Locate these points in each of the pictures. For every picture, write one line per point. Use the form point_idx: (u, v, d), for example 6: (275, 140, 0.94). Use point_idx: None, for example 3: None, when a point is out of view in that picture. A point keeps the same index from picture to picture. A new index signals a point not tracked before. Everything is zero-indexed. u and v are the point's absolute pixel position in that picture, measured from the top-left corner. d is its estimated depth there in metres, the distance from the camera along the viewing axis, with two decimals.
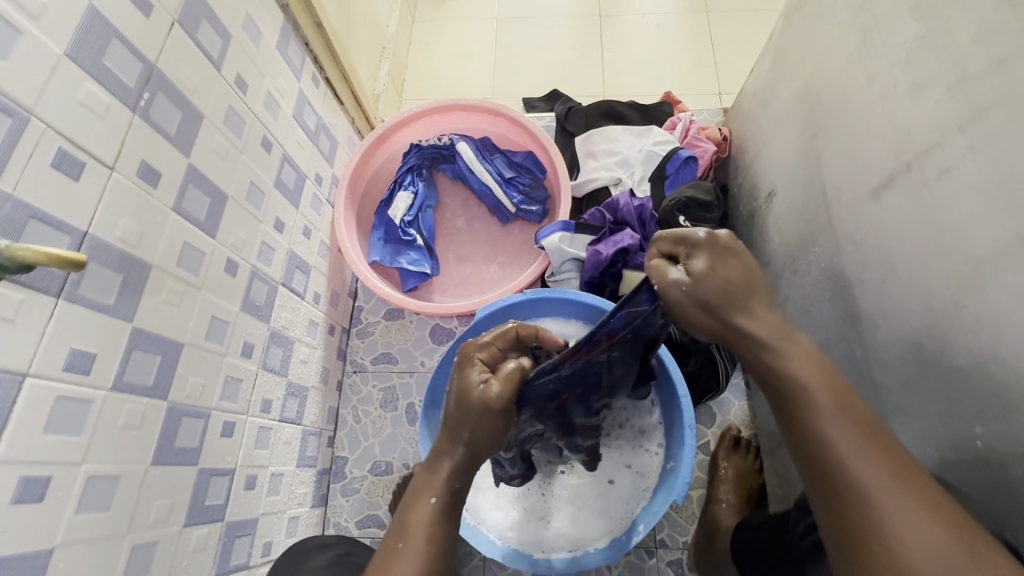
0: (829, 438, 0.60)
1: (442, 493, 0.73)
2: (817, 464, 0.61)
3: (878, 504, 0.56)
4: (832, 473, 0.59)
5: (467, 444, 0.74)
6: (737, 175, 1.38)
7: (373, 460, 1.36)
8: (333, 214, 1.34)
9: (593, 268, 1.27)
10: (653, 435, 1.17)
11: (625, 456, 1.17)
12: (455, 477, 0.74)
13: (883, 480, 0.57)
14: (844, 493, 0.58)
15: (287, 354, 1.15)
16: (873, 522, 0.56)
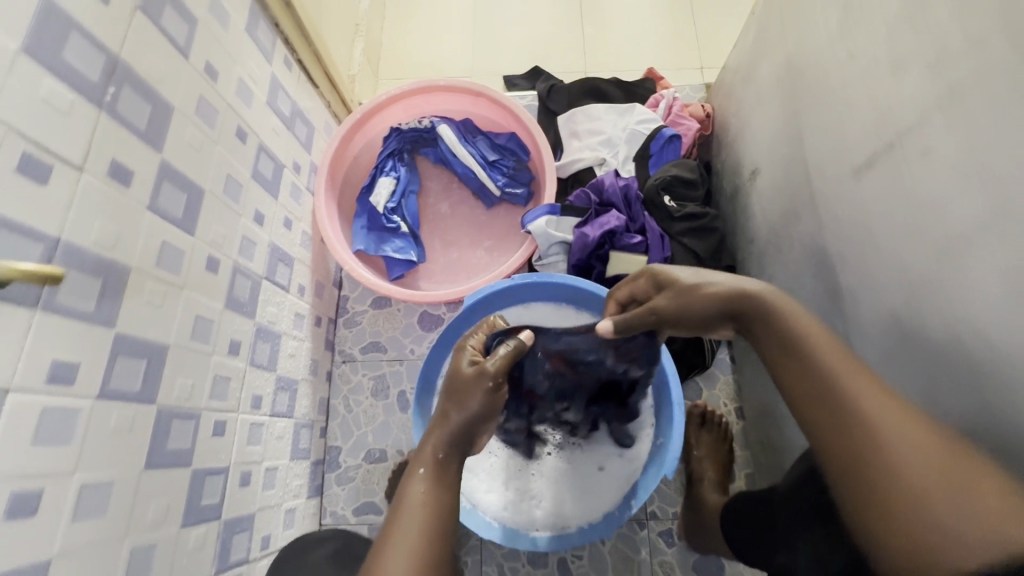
0: (822, 370, 0.60)
1: (429, 463, 0.75)
2: (812, 399, 0.60)
3: (878, 425, 0.54)
4: (830, 404, 0.58)
5: (453, 421, 0.79)
6: (720, 152, 1.38)
7: (367, 449, 1.37)
8: (315, 203, 1.31)
9: (581, 252, 1.28)
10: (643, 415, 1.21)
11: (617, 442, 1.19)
12: (439, 445, 0.77)
13: (879, 402, 0.55)
14: (846, 420, 0.56)
15: (274, 348, 1.14)
16: (879, 443, 0.53)
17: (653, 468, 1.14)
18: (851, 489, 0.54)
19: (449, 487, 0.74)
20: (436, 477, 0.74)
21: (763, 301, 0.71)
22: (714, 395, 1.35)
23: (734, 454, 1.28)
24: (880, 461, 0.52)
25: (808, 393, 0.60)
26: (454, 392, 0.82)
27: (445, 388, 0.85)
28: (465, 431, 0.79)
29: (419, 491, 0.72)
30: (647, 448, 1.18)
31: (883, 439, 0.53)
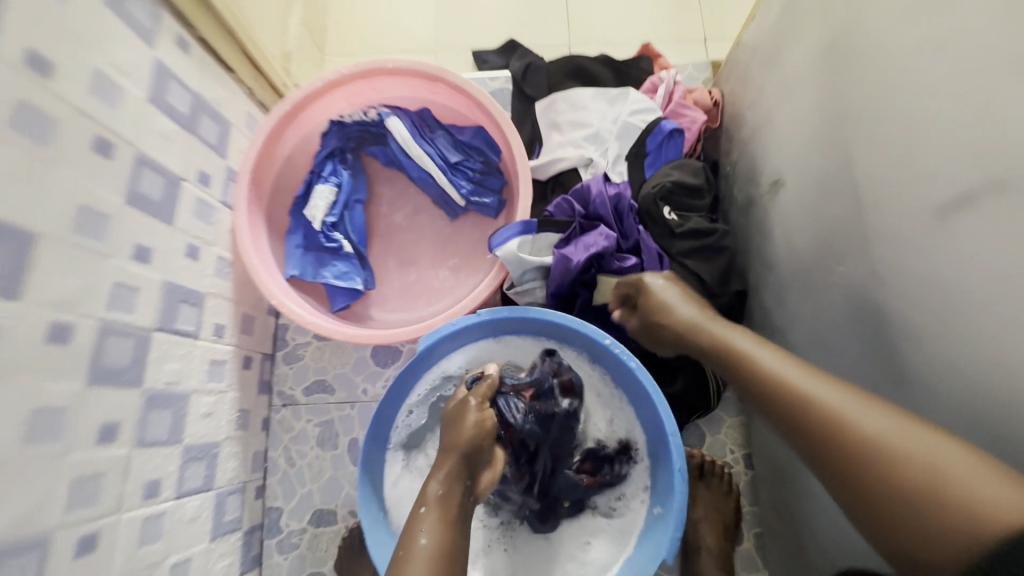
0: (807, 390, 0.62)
1: (433, 502, 0.73)
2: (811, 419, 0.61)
3: (880, 432, 0.55)
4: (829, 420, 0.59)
5: (456, 453, 0.78)
6: (729, 151, 1.14)
7: (314, 509, 1.18)
8: (234, 218, 1.06)
9: (562, 278, 1.05)
10: (635, 479, 1.02)
11: (607, 506, 1.02)
12: (440, 484, 0.75)
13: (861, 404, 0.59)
14: (848, 437, 0.57)
15: (179, 414, 0.91)
16: (887, 449, 0.54)
17: (649, 543, 0.95)
18: (884, 505, 0.53)
19: (448, 524, 0.71)
20: (444, 513, 0.72)
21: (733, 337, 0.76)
22: (718, 441, 1.16)
23: (738, 514, 1.10)
24: (903, 468, 0.53)
25: (803, 414, 0.62)
26: (452, 426, 0.82)
27: (446, 424, 0.84)
28: (468, 462, 0.78)
29: (425, 541, 0.69)
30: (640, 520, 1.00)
31: (891, 446, 0.54)
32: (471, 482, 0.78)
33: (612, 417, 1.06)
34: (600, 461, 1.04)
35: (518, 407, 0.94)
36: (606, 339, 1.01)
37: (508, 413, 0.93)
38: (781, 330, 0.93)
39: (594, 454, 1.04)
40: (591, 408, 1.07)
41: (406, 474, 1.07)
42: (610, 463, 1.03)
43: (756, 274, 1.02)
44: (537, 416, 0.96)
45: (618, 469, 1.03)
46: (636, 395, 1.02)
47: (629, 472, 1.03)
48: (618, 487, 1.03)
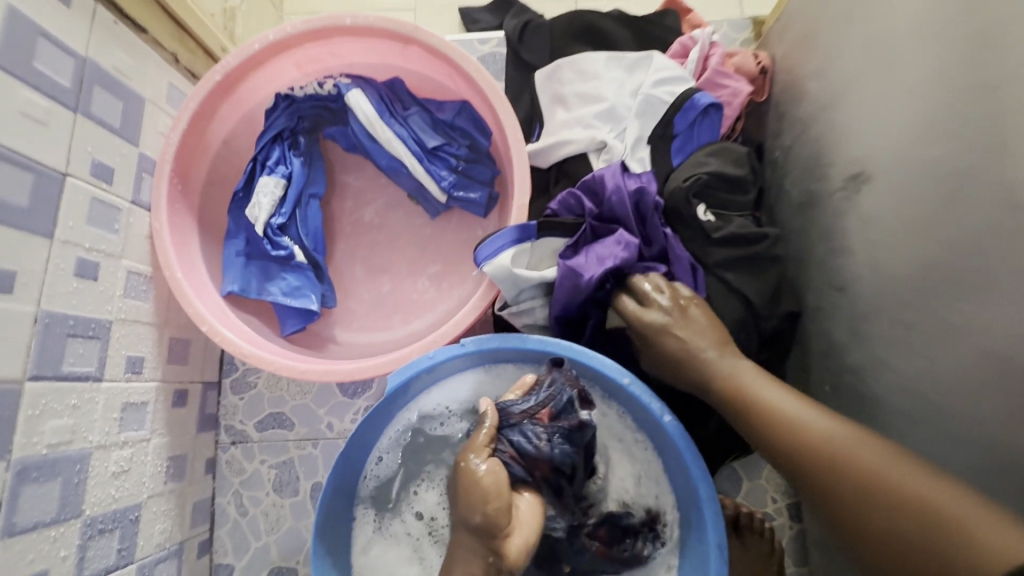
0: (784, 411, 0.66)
1: None
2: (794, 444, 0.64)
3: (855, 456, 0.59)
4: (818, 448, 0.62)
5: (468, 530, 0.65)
6: (780, 131, 0.90)
7: (270, 568, 0.97)
8: (153, 222, 0.85)
9: (571, 296, 0.82)
10: (658, 563, 0.83)
11: None
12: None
13: (835, 427, 0.63)
14: (835, 468, 0.60)
15: (74, 480, 0.71)
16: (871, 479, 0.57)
17: None
18: (869, 529, 0.56)
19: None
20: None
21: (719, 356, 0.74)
22: (758, 487, 0.96)
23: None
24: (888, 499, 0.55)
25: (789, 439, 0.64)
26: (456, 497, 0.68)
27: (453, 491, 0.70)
28: (486, 539, 0.64)
29: None
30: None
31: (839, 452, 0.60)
32: (497, 556, 0.63)
33: (641, 474, 0.85)
34: (621, 532, 0.83)
35: (536, 437, 0.74)
36: (625, 378, 0.79)
37: (526, 447, 0.73)
38: (856, 371, 0.72)
39: (624, 526, 0.83)
40: (614, 462, 0.85)
41: (379, 539, 0.87)
42: (631, 534, 0.83)
43: (818, 293, 0.80)
44: (564, 439, 0.75)
45: (640, 547, 0.83)
46: (663, 449, 0.83)
47: (652, 556, 0.83)
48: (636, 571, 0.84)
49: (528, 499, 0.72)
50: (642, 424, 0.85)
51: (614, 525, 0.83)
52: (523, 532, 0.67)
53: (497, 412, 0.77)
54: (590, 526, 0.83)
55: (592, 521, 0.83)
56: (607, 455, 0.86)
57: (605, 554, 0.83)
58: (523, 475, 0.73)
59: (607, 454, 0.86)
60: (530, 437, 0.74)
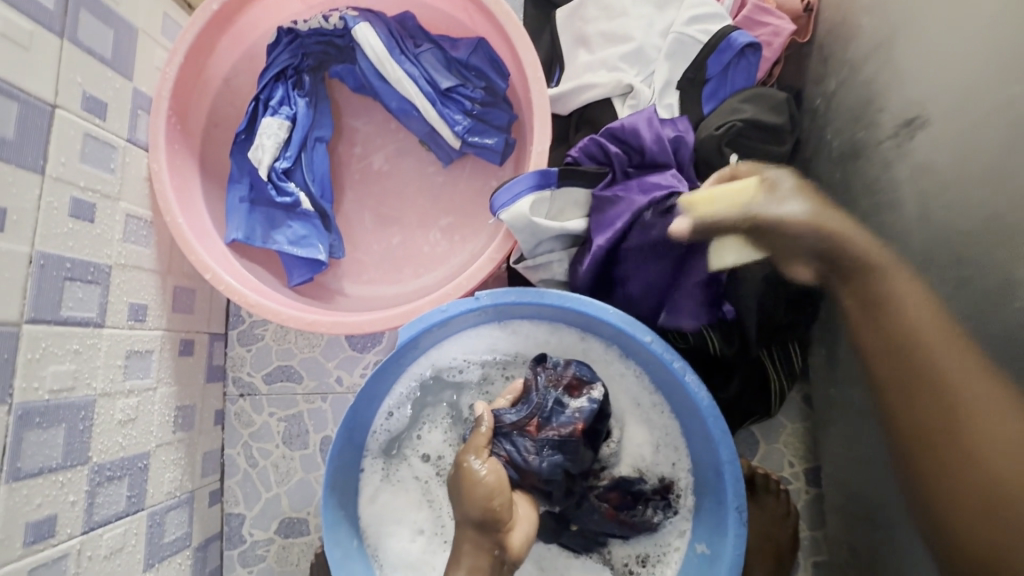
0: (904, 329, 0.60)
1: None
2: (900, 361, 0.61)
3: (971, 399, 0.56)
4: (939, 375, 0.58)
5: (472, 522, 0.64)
6: (822, 76, 0.83)
7: (282, 518, 0.98)
8: (151, 162, 0.80)
9: (628, 222, 0.77)
10: (667, 530, 0.82)
11: (641, 544, 0.83)
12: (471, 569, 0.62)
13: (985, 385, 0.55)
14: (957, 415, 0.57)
15: (79, 427, 0.69)
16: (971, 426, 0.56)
17: None
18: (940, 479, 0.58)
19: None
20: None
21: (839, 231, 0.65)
22: (774, 451, 0.94)
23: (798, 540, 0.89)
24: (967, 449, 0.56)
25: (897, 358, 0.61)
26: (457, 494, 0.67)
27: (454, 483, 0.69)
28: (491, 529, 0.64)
29: None
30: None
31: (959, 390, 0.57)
32: (502, 548, 0.65)
33: (660, 441, 0.83)
34: (632, 498, 0.81)
35: (525, 449, 0.72)
36: (647, 336, 0.75)
37: (515, 459, 0.71)
38: None
39: (640, 494, 0.81)
40: (629, 427, 0.83)
41: (386, 487, 0.86)
42: (642, 500, 0.81)
43: None
44: (553, 446, 0.72)
45: (650, 514, 0.81)
46: (682, 411, 0.81)
47: (663, 522, 0.82)
48: (643, 541, 0.83)
49: (523, 501, 0.71)
50: (661, 385, 0.82)
51: (629, 492, 0.81)
52: (524, 524, 0.68)
53: (490, 418, 0.75)
54: (602, 488, 0.80)
55: (603, 486, 0.80)
56: (623, 420, 0.84)
57: (614, 517, 0.80)
58: (518, 484, 0.71)
59: (622, 420, 0.84)
60: (521, 443, 0.72)
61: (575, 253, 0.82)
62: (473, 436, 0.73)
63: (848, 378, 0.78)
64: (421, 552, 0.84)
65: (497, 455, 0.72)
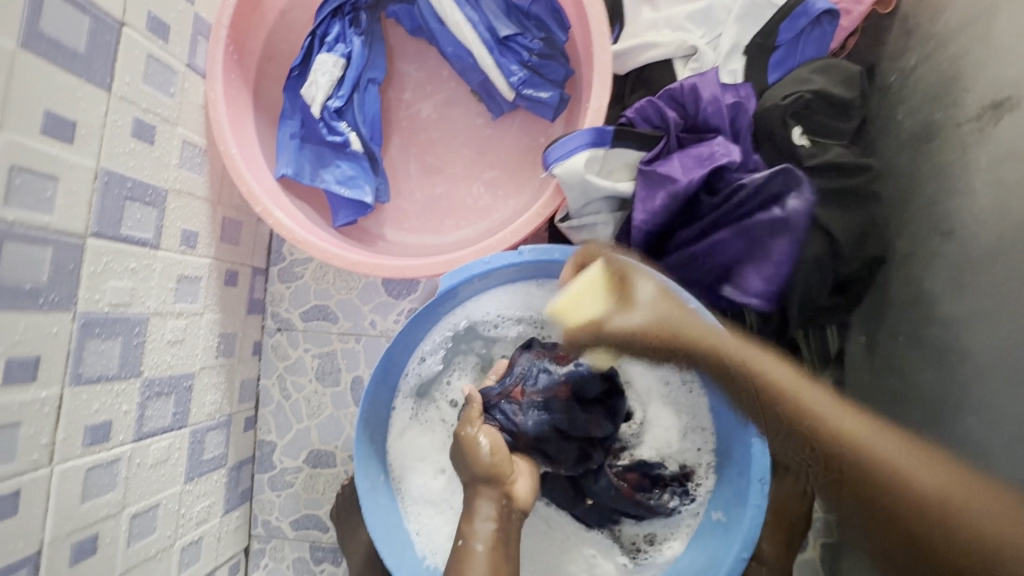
0: (839, 424, 0.61)
1: (487, 537, 0.68)
2: (821, 438, 0.61)
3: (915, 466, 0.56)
4: (864, 457, 0.57)
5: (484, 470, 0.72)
6: (902, 50, 0.78)
7: (310, 449, 1.02)
8: (208, 91, 0.81)
9: (667, 202, 0.77)
10: (681, 517, 0.84)
11: (651, 523, 0.85)
12: (488, 517, 0.70)
13: (902, 454, 0.57)
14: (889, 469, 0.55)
15: (133, 344, 0.72)
16: (933, 506, 0.52)
17: (698, 560, 0.80)
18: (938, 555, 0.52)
19: (493, 560, 0.67)
20: (494, 547, 0.68)
21: (749, 355, 0.72)
22: None
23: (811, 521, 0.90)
24: (955, 545, 0.51)
25: (817, 440, 0.61)
26: (457, 460, 0.75)
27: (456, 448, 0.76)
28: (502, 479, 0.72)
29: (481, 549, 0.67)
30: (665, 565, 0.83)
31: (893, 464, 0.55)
32: (509, 500, 0.72)
33: (687, 427, 0.85)
34: (650, 481, 0.84)
35: (513, 413, 0.80)
36: (689, 304, 0.74)
37: (507, 424, 0.79)
38: (946, 323, 0.67)
39: (659, 480, 0.84)
40: (653, 409, 0.86)
41: (414, 426, 0.89)
42: (659, 484, 0.84)
43: (912, 237, 0.74)
44: (540, 407, 0.80)
45: (667, 498, 0.84)
46: (713, 387, 0.81)
47: (678, 508, 0.84)
48: (655, 523, 0.85)
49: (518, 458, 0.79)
50: None
51: (649, 474, 0.84)
52: (524, 476, 0.76)
53: (479, 395, 0.82)
54: (619, 467, 0.85)
55: (621, 466, 0.85)
56: (645, 401, 0.87)
57: (631, 497, 0.83)
58: (514, 446, 0.79)
59: (647, 403, 0.87)
60: (511, 410, 0.80)
61: (621, 218, 0.82)
62: (465, 410, 0.79)
63: (886, 365, 0.78)
64: (441, 490, 0.87)
65: (490, 421, 0.79)
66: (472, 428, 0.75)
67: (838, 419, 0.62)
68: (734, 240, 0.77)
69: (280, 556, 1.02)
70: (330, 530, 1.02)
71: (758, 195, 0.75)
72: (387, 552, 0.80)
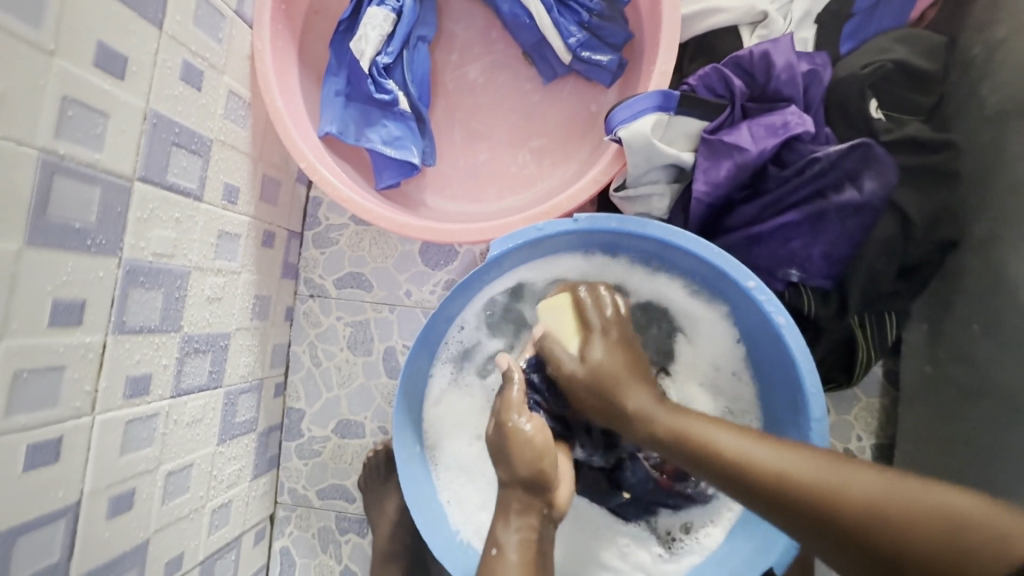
0: (789, 471, 0.53)
1: (517, 546, 0.61)
2: (797, 502, 0.52)
3: (928, 504, 0.47)
4: (862, 512, 0.49)
5: (522, 475, 0.64)
6: (987, 20, 0.74)
7: (340, 419, 1.00)
8: (255, 40, 0.78)
9: (733, 173, 0.74)
10: (720, 506, 0.81)
11: (688, 513, 0.81)
12: (519, 526, 0.62)
13: (784, 457, 0.55)
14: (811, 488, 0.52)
15: (174, 296, 0.69)
16: (978, 535, 0.44)
17: (744, 547, 0.76)
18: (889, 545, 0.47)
19: (528, 573, 0.60)
20: (528, 558, 0.61)
21: (687, 423, 0.60)
22: (844, 423, 0.89)
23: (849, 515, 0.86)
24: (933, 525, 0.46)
25: (772, 496, 0.53)
26: (500, 453, 0.66)
27: (495, 437, 0.67)
28: (543, 484, 0.64)
29: (515, 559, 0.60)
30: (702, 553, 0.79)
31: (896, 509, 0.48)
32: (549, 506, 0.65)
33: (724, 412, 0.83)
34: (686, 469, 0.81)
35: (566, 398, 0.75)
36: (750, 281, 0.70)
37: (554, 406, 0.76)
38: None
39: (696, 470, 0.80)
40: (689, 393, 0.83)
41: (451, 392, 0.86)
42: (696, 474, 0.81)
43: (994, 220, 0.69)
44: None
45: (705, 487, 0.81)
46: (767, 368, 0.78)
47: (716, 498, 0.81)
48: (691, 510, 0.81)
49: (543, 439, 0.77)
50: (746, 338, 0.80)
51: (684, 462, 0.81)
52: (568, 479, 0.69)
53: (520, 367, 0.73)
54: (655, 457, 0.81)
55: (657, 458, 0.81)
56: (681, 387, 0.84)
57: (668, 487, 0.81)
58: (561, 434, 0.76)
59: (682, 389, 0.84)
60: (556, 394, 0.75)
61: (678, 190, 0.78)
62: (502, 393, 0.70)
63: (953, 355, 0.74)
64: (476, 458, 0.85)
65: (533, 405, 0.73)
66: (522, 419, 0.66)
67: (720, 435, 0.58)
68: (803, 216, 0.73)
69: (306, 524, 1.01)
70: (357, 500, 1.00)
71: (833, 172, 0.71)
72: (421, 518, 0.78)
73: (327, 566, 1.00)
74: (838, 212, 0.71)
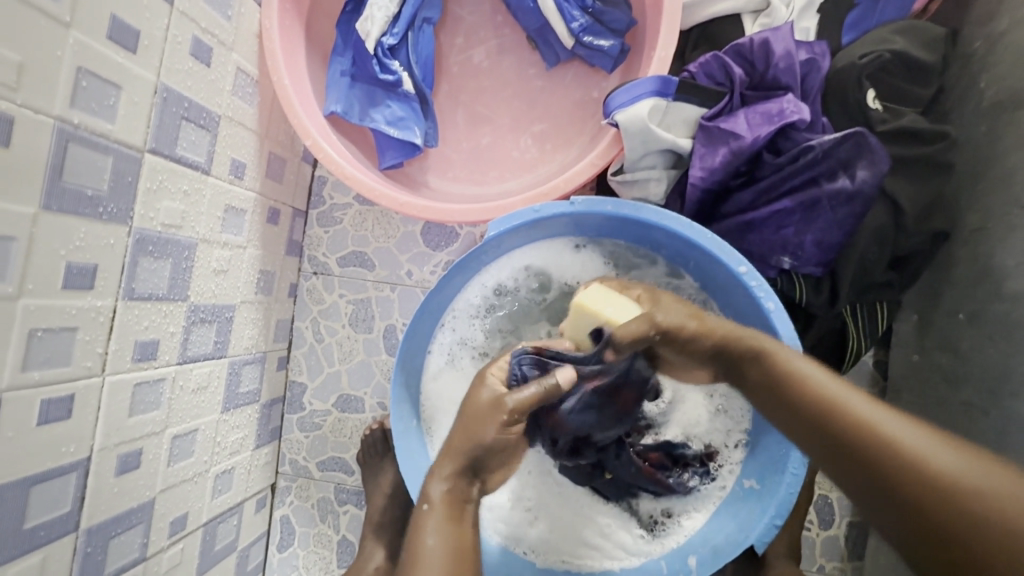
0: (850, 405, 0.53)
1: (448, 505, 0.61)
2: (840, 432, 0.53)
3: (976, 482, 0.47)
4: (893, 457, 0.50)
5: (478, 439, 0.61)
6: (988, 13, 0.74)
7: (340, 394, 1.03)
8: (263, 19, 0.79)
9: (730, 160, 0.75)
10: (703, 495, 0.82)
11: (668, 500, 0.82)
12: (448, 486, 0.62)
13: (845, 386, 0.56)
14: (847, 414, 0.53)
15: (182, 266, 0.72)
16: (986, 505, 0.45)
17: (727, 526, 0.78)
18: (891, 478, 0.49)
19: (458, 531, 0.60)
20: (456, 518, 0.61)
21: (765, 342, 0.61)
22: None
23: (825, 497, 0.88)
24: (927, 481, 0.48)
25: (817, 419, 0.55)
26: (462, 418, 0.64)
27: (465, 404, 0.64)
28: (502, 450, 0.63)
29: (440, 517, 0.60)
30: (682, 536, 0.81)
31: (926, 459, 0.48)
32: (480, 483, 0.64)
33: (718, 408, 0.83)
34: (671, 460, 0.82)
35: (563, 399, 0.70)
36: (741, 266, 0.72)
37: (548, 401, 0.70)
38: (1016, 300, 0.64)
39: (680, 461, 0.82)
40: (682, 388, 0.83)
41: (448, 370, 0.88)
42: (680, 463, 0.82)
43: (985, 212, 0.70)
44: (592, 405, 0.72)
45: (687, 477, 0.81)
46: None
47: (698, 487, 0.81)
48: (671, 499, 0.82)
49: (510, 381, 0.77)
50: None
51: (669, 453, 0.82)
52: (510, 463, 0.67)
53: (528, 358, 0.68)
54: (642, 446, 0.82)
55: (643, 444, 0.82)
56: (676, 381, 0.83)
57: (652, 475, 0.80)
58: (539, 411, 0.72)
59: (678, 383, 0.82)
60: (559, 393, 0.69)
61: (675, 176, 0.80)
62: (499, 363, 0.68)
63: (940, 344, 0.76)
64: None
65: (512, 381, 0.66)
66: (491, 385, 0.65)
67: (787, 355, 0.59)
68: (795, 204, 0.74)
69: (305, 495, 1.04)
70: (355, 473, 1.03)
71: (827, 161, 0.73)
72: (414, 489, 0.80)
73: (325, 535, 1.03)
74: (831, 201, 0.73)
